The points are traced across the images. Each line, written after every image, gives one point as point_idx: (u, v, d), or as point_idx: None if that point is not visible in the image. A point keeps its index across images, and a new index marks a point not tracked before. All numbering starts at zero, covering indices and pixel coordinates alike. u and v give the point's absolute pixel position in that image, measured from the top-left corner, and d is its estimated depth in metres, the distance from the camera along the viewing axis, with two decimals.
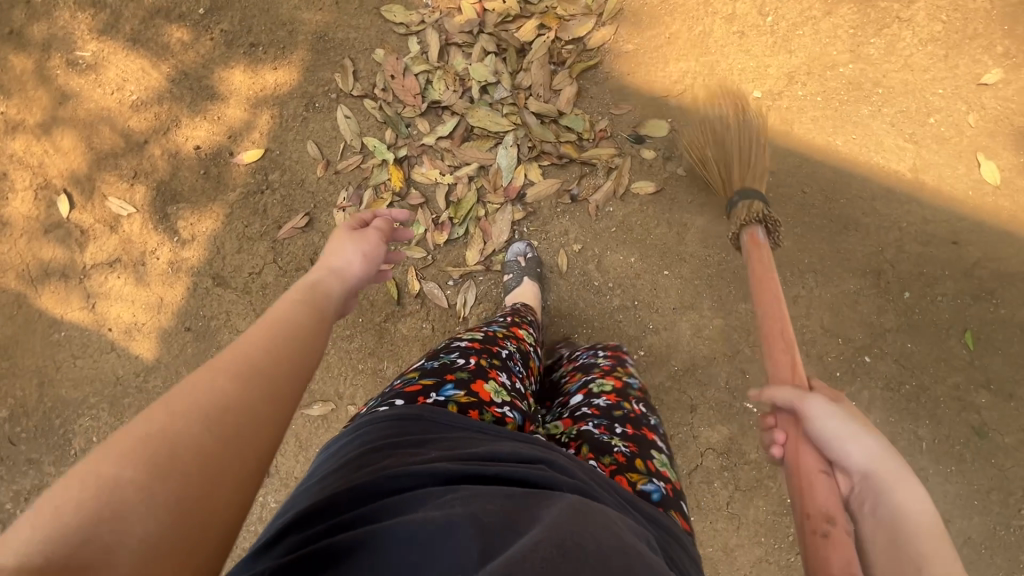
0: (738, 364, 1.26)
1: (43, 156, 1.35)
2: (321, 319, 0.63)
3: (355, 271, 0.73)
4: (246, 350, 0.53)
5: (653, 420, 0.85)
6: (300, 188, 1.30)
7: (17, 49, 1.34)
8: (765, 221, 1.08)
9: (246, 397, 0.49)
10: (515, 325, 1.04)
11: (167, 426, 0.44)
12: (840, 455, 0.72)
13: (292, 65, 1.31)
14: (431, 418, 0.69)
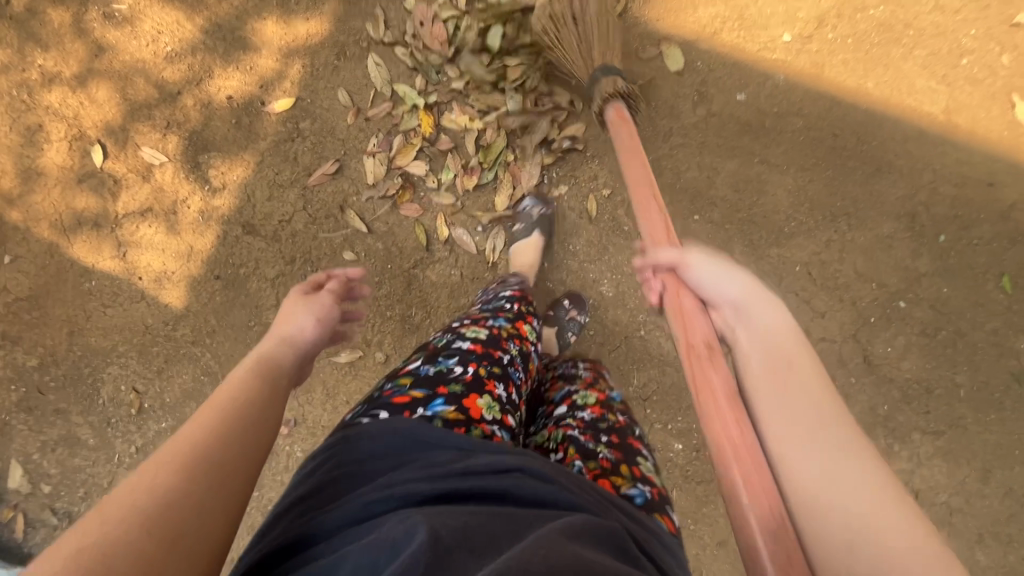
0: None
1: (78, 108, 1.37)
2: (271, 392, 0.67)
3: (308, 335, 0.79)
4: (190, 439, 0.56)
5: (638, 431, 0.86)
6: (330, 136, 1.31)
7: (55, 3, 1.37)
8: (626, 97, 1.10)
9: (192, 488, 0.52)
10: (521, 320, 0.98)
11: (109, 534, 0.46)
12: (714, 291, 0.74)
13: (323, 16, 1.32)
14: (402, 431, 0.66)
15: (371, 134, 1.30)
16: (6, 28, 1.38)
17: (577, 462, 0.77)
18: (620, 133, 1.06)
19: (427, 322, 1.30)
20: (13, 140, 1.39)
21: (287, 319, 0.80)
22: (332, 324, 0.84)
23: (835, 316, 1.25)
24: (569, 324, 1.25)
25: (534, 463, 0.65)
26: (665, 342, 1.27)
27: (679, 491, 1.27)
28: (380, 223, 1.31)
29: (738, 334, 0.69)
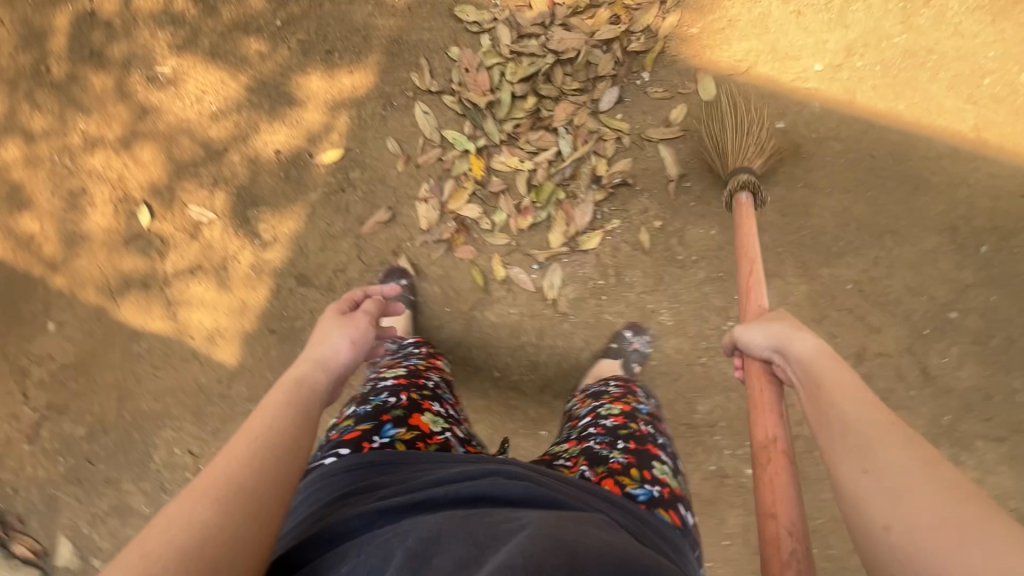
0: (826, 328, 1.29)
1: (122, 171, 1.37)
2: (304, 418, 0.67)
3: (343, 359, 0.80)
4: (223, 471, 0.57)
5: (660, 438, 0.87)
6: (381, 184, 1.33)
7: (97, 68, 1.38)
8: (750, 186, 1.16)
9: (227, 520, 0.53)
10: (431, 357, 1.11)
11: (148, 569, 0.47)
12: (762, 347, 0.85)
13: (368, 68, 1.35)
14: (380, 462, 0.72)
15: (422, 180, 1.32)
16: (48, 96, 1.38)
17: (585, 468, 0.79)
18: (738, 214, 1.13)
19: (490, 363, 1.30)
20: (56, 206, 1.37)
21: (322, 339, 0.81)
22: (366, 347, 0.84)
23: (891, 330, 1.28)
24: (635, 355, 1.27)
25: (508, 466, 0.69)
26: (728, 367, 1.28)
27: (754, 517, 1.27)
28: (435, 267, 1.31)
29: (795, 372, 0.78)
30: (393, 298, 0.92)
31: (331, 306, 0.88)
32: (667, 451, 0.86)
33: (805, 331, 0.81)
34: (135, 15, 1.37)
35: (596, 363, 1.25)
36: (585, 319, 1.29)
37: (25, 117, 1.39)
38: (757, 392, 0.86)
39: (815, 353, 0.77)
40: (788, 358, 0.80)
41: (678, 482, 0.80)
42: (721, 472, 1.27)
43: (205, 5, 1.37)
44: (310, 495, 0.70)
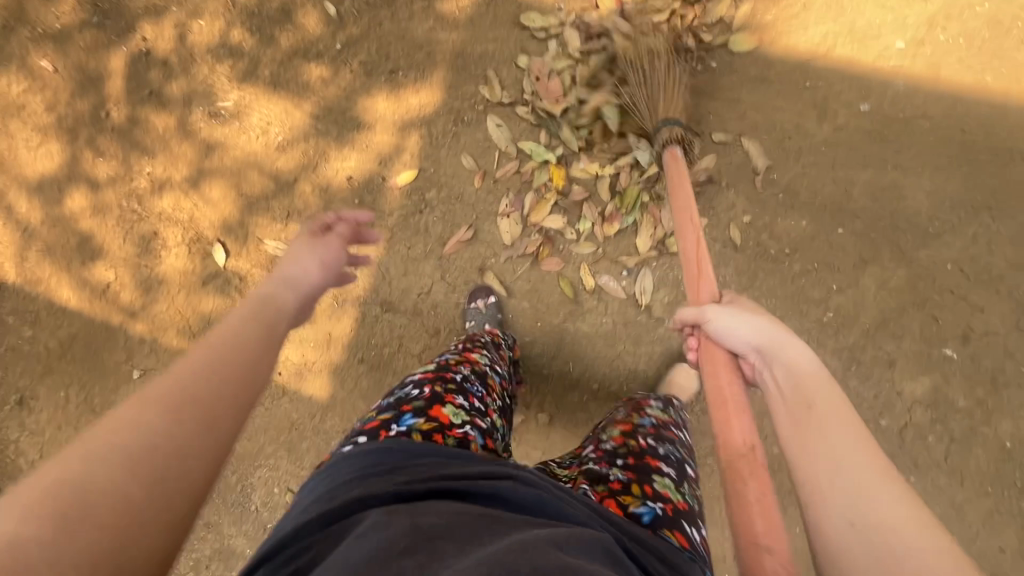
0: (929, 312, 1.25)
1: (192, 210, 1.34)
2: (268, 334, 0.66)
3: (312, 279, 0.80)
4: (181, 380, 0.54)
5: (660, 449, 0.83)
6: (459, 202, 1.30)
7: (158, 108, 1.35)
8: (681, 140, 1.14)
9: (181, 433, 0.50)
10: (470, 350, 1.01)
11: (90, 471, 0.45)
12: (729, 337, 0.82)
13: (434, 85, 1.32)
14: (400, 447, 0.69)
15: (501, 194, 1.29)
16: (110, 141, 1.36)
17: (586, 486, 0.76)
18: (673, 169, 1.10)
19: (587, 375, 1.28)
20: (129, 251, 1.35)
21: (292, 259, 0.81)
22: (337, 272, 0.85)
23: (996, 308, 1.23)
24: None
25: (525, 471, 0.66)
26: (831, 360, 1.25)
27: None
28: (521, 282, 1.29)
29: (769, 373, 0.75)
30: (367, 222, 0.91)
31: (302, 228, 0.88)
32: (670, 462, 0.81)
33: (796, 337, 0.76)
34: (192, 51, 1.35)
35: (661, 387, 1.22)
36: None
37: (88, 164, 1.36)
38: (722, 375, 0.81)
39: (807, 364, 0.73)
40: (764, 357, 0.77)
41: (682, 496, 0.76)
42: None
43: (262, 34, 1.34)
44: (326, 473, 0.70)
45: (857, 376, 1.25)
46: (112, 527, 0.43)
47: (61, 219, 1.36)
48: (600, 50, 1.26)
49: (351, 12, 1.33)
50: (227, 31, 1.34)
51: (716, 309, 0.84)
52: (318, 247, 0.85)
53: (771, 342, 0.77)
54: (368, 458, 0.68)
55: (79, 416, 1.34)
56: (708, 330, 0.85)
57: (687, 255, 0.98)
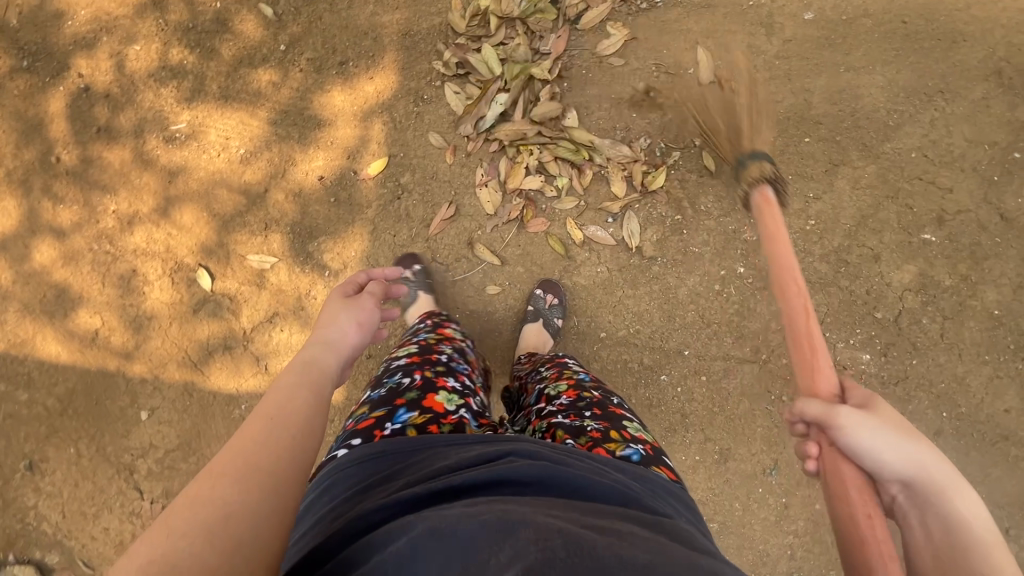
0: (903, 202, 1.30)
1: (168, 240, 1.31)
2: (317, 402, 0.63)
3: (352, 339, 0.76)
4: (246, 452, 0.53)
5: (615, 399, 0.87)
6: (435, 181, 1.29)
7: (109, 143, 1.31)
8: (776, 180, 1.12)
9: (258, 504, 0.49)
10: (441, 326, 1.10)
11: (175, 550, 0.43)
12: (872, 461, 0.64)
13: (386, 69, 1.30)
14: (394, 447, 0.69)
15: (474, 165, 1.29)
16: (66, 186, 1.31)
17: (569, 441, 0.77)
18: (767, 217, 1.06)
19: (592, 326, 1.30)
20: (111, 294, 1.32)
21: (330, 321, 0.76)
22: (374, 330, 0.80)
23: (963, 186, 1.29)
24: (550, 310, 1.26)
25: (523, 445, 0.67)
26: (820, 266, 1.29)
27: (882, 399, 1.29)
28: (511, 249, 1.29)
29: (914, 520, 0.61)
30: (395, 277, 0.87)
31: (335, 288, 0.84)
32: (628, 410, 0.85)
33: (959, 475, 0.61)
34: (132, 78, 1.31)
35: (521, 333, 1.26)
36: (673, 258, 1.28)
37: (48, 214, 1.32)
38: (856, 493, 0.65)
39: (977, 517, 0.58)
40: (917, 497, 0.61)
41: (651, 435, 0.81)
42: (840, 365, 1.29)
43: (202, 49, 1.31)
44: (320, 486, 0.68)
45: (847, 276, 1.29)
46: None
47: (32, 274, 1.32)
48: (544, 28, 1.29)
49: (288, 11, 1.31)
50: (165, 51, 1.31)
51: (852, 416, 0.67)
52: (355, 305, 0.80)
53: (932, 480, 0.61)
54: (367, 465, 0.66)
55: (94, 468, 1.32)
56: (839, 441, 0.67)
57: (791, 331, 0.89)
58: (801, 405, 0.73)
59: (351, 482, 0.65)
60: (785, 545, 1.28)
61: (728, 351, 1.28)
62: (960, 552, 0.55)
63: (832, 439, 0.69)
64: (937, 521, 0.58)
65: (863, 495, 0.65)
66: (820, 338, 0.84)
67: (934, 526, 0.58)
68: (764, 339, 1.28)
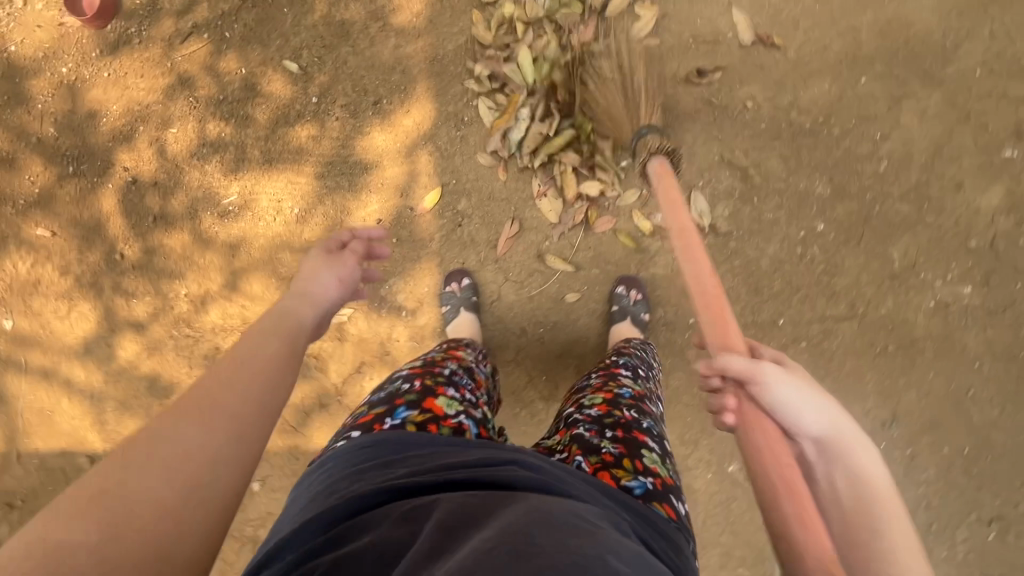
0: (976, 123, 1.23)
1: (243, 312, 1.32)
2: (287, 347, 0.68)
3: (330, 294, 0.82)
4: (209, 390, 0.57)
5: (645, 422, 0.84)
6: (492, 200, 1.28)
7: (167, 229, 1.32)
8: (670, 154, 1.15)
9: (214, 436, 0.53)
10: (452, 347, 1.03)
11: (129, 475, 0.48)
12: (791, 416, 0.71)
13: (421, 99, 1.29)
14: (393, 438, 0.70)
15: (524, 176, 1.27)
16: (135, 280, 1.33)
17: (578, 458, 0.75)
18: (666, 185, 1.08)
19: (678, 313, 1.27)
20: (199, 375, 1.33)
21: (312, 277, 0.83)
22: (352, 287, 0.87)
23: None
24: (636, 305, 1.23)
25: (525, 456, 0.65)
26: (902, 206, 1.24)
27: (993, 330, 1.23)
28: (582, 253, 1.27)
29: (824, 475, 0.69)
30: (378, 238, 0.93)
31: (318, 247, 0.90)
32: (654, 436, 0.82)
33: (864, 438, 0.71)
34: (176, 161, 1.32)
35: (612, 333, 1.22)
36: (748, 229, 1.25)
37: (124, 310, 1.34)
38: (773, 441, 0.69)
39: (877, 472, 0.67)
40: (826, 454, 0.70)
41: (668, 469, 0.77)
42: (942, 303, 1.23)
43: (237, 117, 1.30)
44: (323, 465, 0.71)
45: (932, 211, 1.24)
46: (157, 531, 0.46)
47: (121, 372, 1.34)
48: (572, 22, 1.25)
49: (313, 61, 1.29)
50: (201, 127, 1.31)
51: (777, 374, 0.73)
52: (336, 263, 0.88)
53: (847, 440, 0.70)
54: (365, 452, 0.68)
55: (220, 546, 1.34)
56: (762, 396, 0.73)
57: (709, 291, 0.90)
58: (727, 359, 0.76)
59: (350, 465, 0.67)
60: (918, 495, 1.24)
61: (824, 312, 1.25)
62: (865, 499, 0.65)
63: (755, 393, 0.73)
64: (852, 473, 0.67)
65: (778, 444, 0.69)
66: (728, 299, 0.89)
67: (851, 478, 0.67)
68: (858, 293, 1.24)
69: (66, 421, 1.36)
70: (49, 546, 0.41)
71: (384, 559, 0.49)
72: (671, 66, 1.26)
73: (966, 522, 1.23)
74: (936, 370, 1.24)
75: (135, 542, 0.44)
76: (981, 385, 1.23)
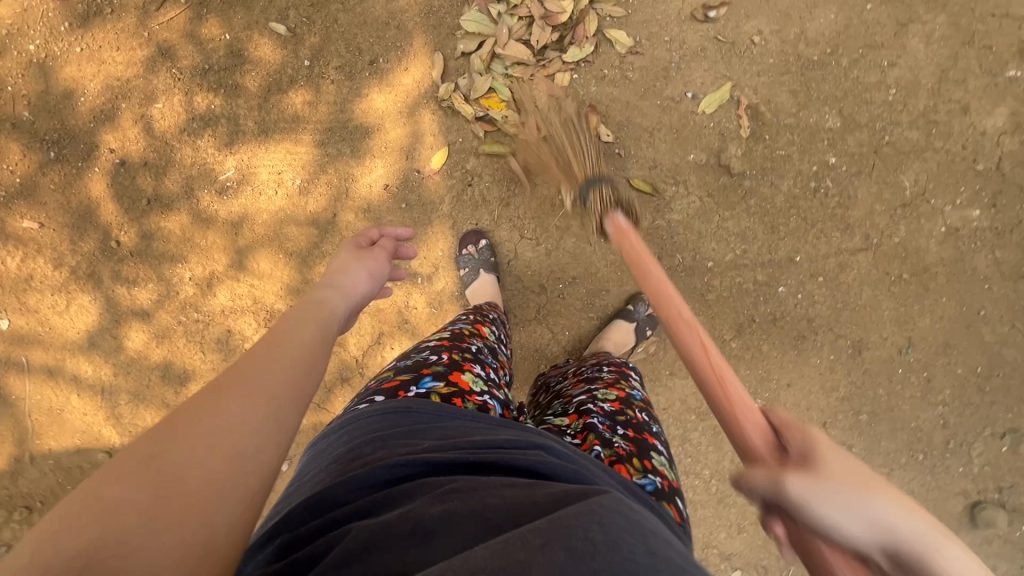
0: (981, 44, 1.22)
1: (252, 291, 1.28)
2: (324, 334, 0.66)
3: (363, 287, 0.79)
4: (249, 372, 0.56)
5: (655, 427, 0.80)
6: (503, 157, 1.26)
7: (164, 211, 1.27)
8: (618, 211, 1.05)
9: (254, 419, 0.52)
10: (478, 323, 0.98)
11: (172, 451, 0.47)
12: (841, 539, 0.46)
13: (420, 55, 1.24)
14: (420, 408, 0.66)
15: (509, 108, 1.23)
16: (135, 266, 1.28)
17: (595, 447, 0.72)
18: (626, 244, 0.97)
19: (697, 258, 1.28)
20: (213, 360, 1.29)
21: (344, 269, 0.80)
22: (382, 281, 0.84)
23: None
24: (646, 320, 1.25)
25: (553, 443, 0.61)
26: (910, 134, 1.24)
27: (1003, 251, 1.24)
28: None
29: None
30: (406, 238, 0.91)
31: (349, 240, 0.88)
32: (662, 442, 0.78)
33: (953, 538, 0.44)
34: (165, 139, 1.26)
35: (611, 325, 1.24)
36: (762, 167, 1.25)
37: (127, 299, 1.28)
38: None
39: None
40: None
41: (673, 474, 0.74)
42: (952, 229, 1.24)
43: (226, 87, 1.25)
44: (342, 426, 0.67)
45: (940, 137, 1.24)
46: (197, 503, 0.45)
47: (131, 363, 1.30)
48: None
49: (301, 21, 1.24)
50: (189, 100, 1.25)
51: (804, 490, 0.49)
52: (368, 256, 0.85)
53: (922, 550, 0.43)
54: (388, 418, 0.64)
55: None
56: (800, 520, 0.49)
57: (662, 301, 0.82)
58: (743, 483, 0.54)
59: (371, 429, 0.63)
60: (936, 416, 1.27)
61: (839, 246, 1.26)
62: None
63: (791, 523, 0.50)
64: None
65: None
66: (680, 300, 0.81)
67: None
68: (871, 224, 1.25)
69: (78, 419, 1.32)
70: (101, 504, 0.42)
71: (418, 534, 0.45)
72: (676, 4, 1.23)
73: (981, 437, 1.26)
74: (949, 294, 1.26)
75: (178, 514, 0.44)
76: (992, 306, 1.25)
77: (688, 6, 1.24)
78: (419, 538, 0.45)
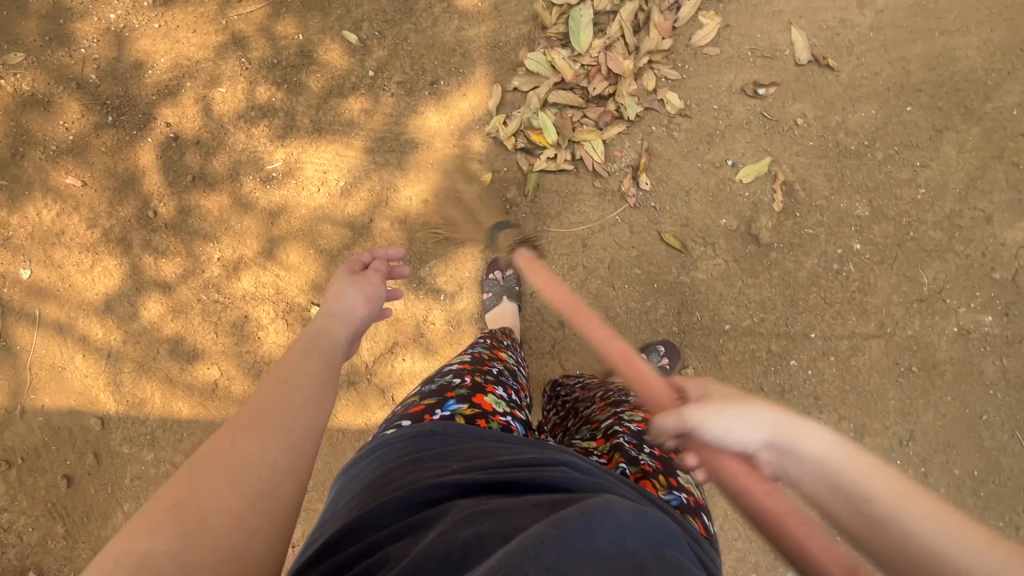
0: (1009, 160, 1.28)
1: (277, 282, 1.29)
2: (326, 367, 0.66)
3: (359, 312, 0.76)
4: (260, 407, 0.58)
5: None
6: (543, 192, 1.29)
7: (206, 190, 1.29)
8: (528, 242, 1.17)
9: (269, 453, 0.54)
10: (497, 347, 0.99)
11: (195, 493, 0.50)
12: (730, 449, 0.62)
13: (479, 84, 1.30)
14: (445, 430, 0.66)
15: (555, 147, 1.28)
16: (167, 238, 1.29)
17: (621, 465, 0.74)
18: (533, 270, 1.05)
19: (715, 319, 1.30)
20: (225, 343, 1.29)
21: (337, 295, 0.77)
22: (380, 304, 0.80)
23: None
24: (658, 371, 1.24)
25: (575, 458, 0.63)
26: (934, 233, 1.29)
27: (1010, 359, 1.27)
28: (627, 251, 1.29)
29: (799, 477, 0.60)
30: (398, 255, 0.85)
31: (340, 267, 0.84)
32: None
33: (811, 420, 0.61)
34: (221, 122, 1.29)
35: None
36: (790, 242, 1.29)
37: (152, 269, 1.29)
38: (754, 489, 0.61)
39: (837, 455, 0.57)
40: (781, 455, 0.61)
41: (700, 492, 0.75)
42: (964, 330, 1.28)
43: (289, 83, 1.29)
44: (370, 453, 0.68)
45: (962, 241, 1.28)
46: (223, 537, 0.48)
47: (142, 333, 1.30)
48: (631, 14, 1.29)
49: (372, 34, 1.30)
50: (251, 90, 1.29)
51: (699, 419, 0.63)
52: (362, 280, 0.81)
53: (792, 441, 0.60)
54: (415, 441, 0.65)
55: None
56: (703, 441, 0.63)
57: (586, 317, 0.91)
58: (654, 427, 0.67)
59: (400, 453, 0.64)
60: None
61: (854, 329, 1.29)
62: (844, 497, 0.56)
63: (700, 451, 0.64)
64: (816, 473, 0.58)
65: (749, 474, 0.62)
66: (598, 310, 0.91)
67: (817, 475, 0.58)
68: (887, 312, 1.29)
69: (78, 380, 1.31)
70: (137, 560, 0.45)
71: (452, 561, 0.45)
72: (727, 77, 1.31)
73: None
74: (954, 394, 1.28)
75: (208, 550, 0.47)
76: (994, 411, 1.27)
77: (739, 80, 1.31)
78: (454, 564, 0.45)
